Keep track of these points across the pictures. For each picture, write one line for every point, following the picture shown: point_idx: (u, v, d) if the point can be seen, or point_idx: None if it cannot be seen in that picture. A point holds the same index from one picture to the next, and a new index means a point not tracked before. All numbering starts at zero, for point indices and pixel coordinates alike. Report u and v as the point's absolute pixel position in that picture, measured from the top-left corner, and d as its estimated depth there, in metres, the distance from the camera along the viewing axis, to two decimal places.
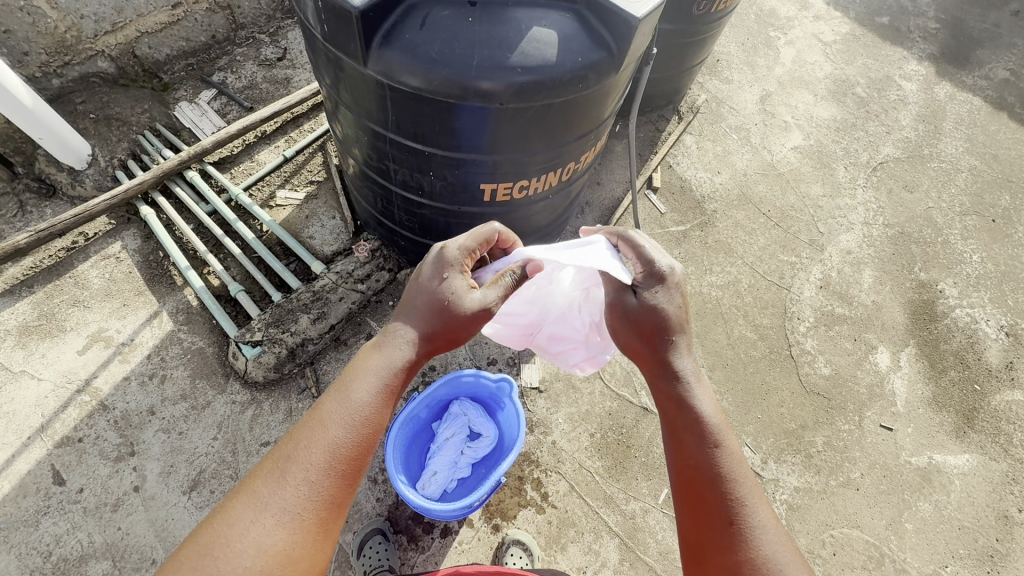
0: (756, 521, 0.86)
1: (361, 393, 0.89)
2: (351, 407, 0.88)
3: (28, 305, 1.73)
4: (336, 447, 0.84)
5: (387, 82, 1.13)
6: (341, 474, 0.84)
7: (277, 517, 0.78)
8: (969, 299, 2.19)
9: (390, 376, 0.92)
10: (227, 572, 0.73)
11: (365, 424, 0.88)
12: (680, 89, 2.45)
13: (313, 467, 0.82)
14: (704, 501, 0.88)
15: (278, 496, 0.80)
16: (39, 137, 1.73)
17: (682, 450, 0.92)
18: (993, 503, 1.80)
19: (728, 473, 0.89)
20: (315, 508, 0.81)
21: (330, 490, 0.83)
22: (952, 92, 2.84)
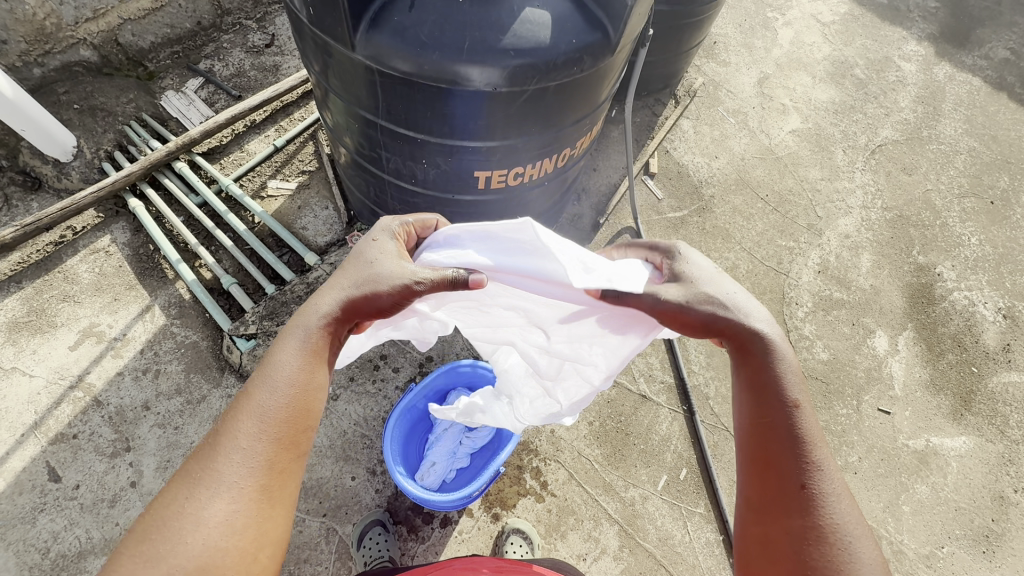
0: (831, 495, 0.71)
1: (287, 356, 0.76)
2: (276, 371, 0.75)
3: (17, 301, 1.70)
4: (264, 411, 0.72)
5: (376, 67, 1.10)
6: (276, 439, 0.72)
7: (211, 490, 0.67)
8: (967, 282, 2.19)
9: (318, 335, 0.79)
10: (166, 553, 0.64)
11: (299, 383, 0.76)
12: (677, 73, 2.41)
13: (243, 435, 0.71)
14: (771, 462, 0.75)
15: (212, 468, 0.69)
16: (21, 128, 1.69)
17: (750, 406, 0.79)
18: (990, 484, 1.81)
19: (805, 438, 0.74)
20: (255, 476, 0.70)
21: (269, 458, 0.71)
22: (951, 72, 2.81)
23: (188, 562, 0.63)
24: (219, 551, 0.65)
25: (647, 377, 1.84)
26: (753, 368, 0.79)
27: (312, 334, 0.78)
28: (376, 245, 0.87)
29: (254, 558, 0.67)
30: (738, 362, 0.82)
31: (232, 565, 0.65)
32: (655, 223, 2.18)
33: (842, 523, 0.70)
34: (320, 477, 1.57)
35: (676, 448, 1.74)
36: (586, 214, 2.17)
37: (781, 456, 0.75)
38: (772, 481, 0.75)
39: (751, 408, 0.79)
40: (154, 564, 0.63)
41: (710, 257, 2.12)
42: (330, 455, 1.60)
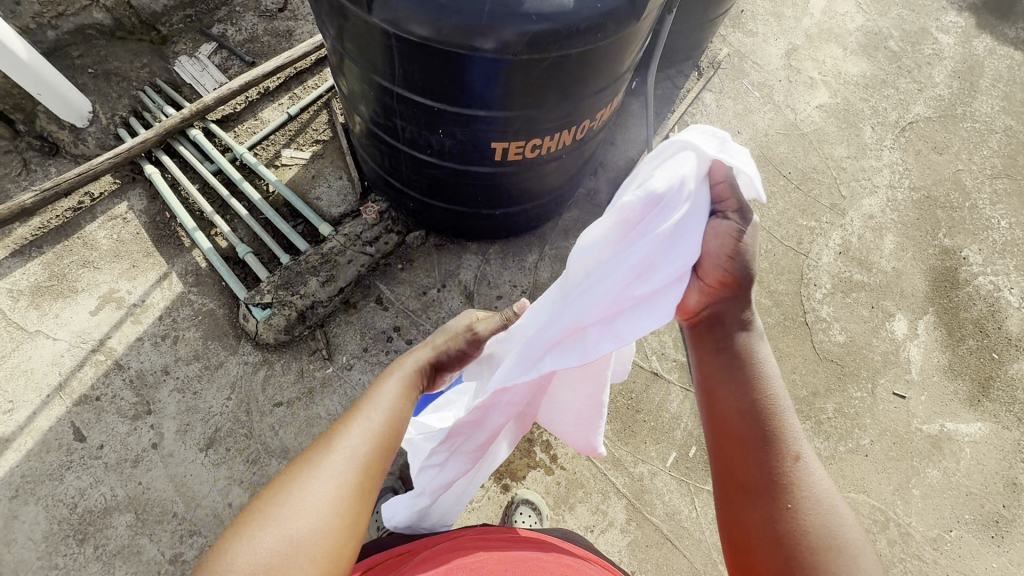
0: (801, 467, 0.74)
1: (391, 386, 0.81)
2: (380, 396, 0.79)
3: (39, 265, 1.73)
4: (369, 423, 0.75)
5: (393, 31, 1.07)
6: (377, 452, 0.73)
7: (321, 482, 0.67)
8: (994, 266, 2.13)
9: (414, 374, 0.85)
10: (263, 534, 0.62)
11: (401, 406, 0.79)
12: (701, 43, 2.32)
13: (351, 437, 0.72)
14: (742, 441, 0.77)
15: (320, 462, 0.69)
16: (37, 92, 1.68)
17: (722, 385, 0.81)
18: (1002, 470, 1.80)
19: (775, 417, 0.77)
20: (357, 477, 0.70)
21: (369, 465, 0.72)
22: (992, 45, 2.67)
23: (296, 547, 0.62)
24: (306, 545, 0.63)
25: (659, 354, 1.84)
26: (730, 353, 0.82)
27: (410, 374, 0.85)
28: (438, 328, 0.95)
29: (333, 560, 0.64)
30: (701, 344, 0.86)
31: (312, 564, 0.62)
32: None
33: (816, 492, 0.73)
34: None
35: (686, 426, 1.74)
36: (602, 189, 2.13)
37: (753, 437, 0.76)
38: (746, 459, 0.76)
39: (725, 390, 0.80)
40: (251, 543, 0.61)
41: None
42: None
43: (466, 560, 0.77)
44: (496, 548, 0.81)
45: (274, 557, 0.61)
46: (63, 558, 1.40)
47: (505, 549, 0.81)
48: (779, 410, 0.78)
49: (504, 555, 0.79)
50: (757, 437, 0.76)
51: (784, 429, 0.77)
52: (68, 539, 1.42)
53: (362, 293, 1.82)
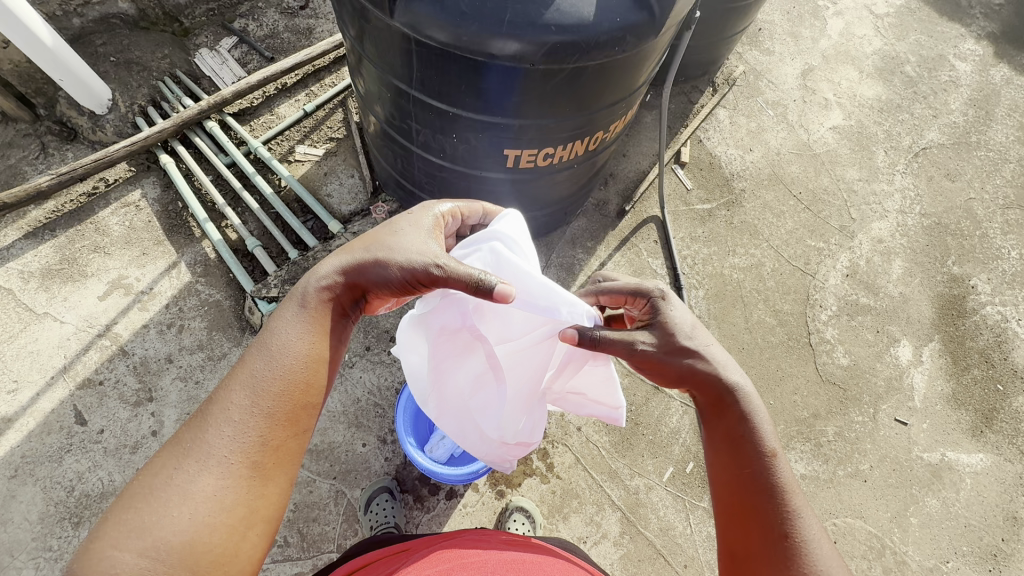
0: (810, 537, 0.73)
1: (288, 332, 0.78)
2: (276, 345, 0.77)
3: (50, 248, 1.75)
4: (258, 382, 0.73)
5: (413, 35, 1.08)
6: (271, 416, 0.72)
7: (199, 463, 0.67)
8: (1002, 297, 2.11)
9: (318, 310, 0.81)
10: (153, 525, 0.62)
11: (298, 361, 0.77)
12: (717, 60, 2.33)
13: (237, 411, 0.71)
14: (751, 515, 0.76)
15: (199, 439, 0.68)
16: (60, 78, 1.70)
17: (721, 455, 0.82)
18: (1003, 503, 1.78)
19: (782, 490, 0.76)
20: (245, 452, 0.69)
21: (263, 437, 0.71)
22: (1009, 75, 2.66)
23: (174, 537, 0.62)
24: (204, 527, 0.64)
25: None
26: (731, 423, 0.82)
27: (315, 308, 0.81)
28: (408, 220, 0.90)
29: (242, 534, 0.67)
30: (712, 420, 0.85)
31: (217, 543, 0.64)
32: (682, 214, 2.14)
33: (823, 568, 0.70)
34: (332, 441, 1.61)
35: (684, 441, 1.73)
36: (611, 200, 2.13)
37: (755, 514, 0.76)
38: (746, 536, 0.76)
39: (728, 462, 0.81)
40: (137, 537, 0.61)
41: (736, 253, 2.08)
42: (342, 420, 1.64)
43: (465, 560, 0.77)
44: (495, 550, 0.82)
45: (149, 553, 0.61)
46: (57, 540, 1.41)
47: (503, 551, 0.82)
48: (788, 479, 0.77)
49: (501, 558, 0.79)
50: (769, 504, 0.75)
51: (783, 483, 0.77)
52: (63, 522, 1.43)
53: None
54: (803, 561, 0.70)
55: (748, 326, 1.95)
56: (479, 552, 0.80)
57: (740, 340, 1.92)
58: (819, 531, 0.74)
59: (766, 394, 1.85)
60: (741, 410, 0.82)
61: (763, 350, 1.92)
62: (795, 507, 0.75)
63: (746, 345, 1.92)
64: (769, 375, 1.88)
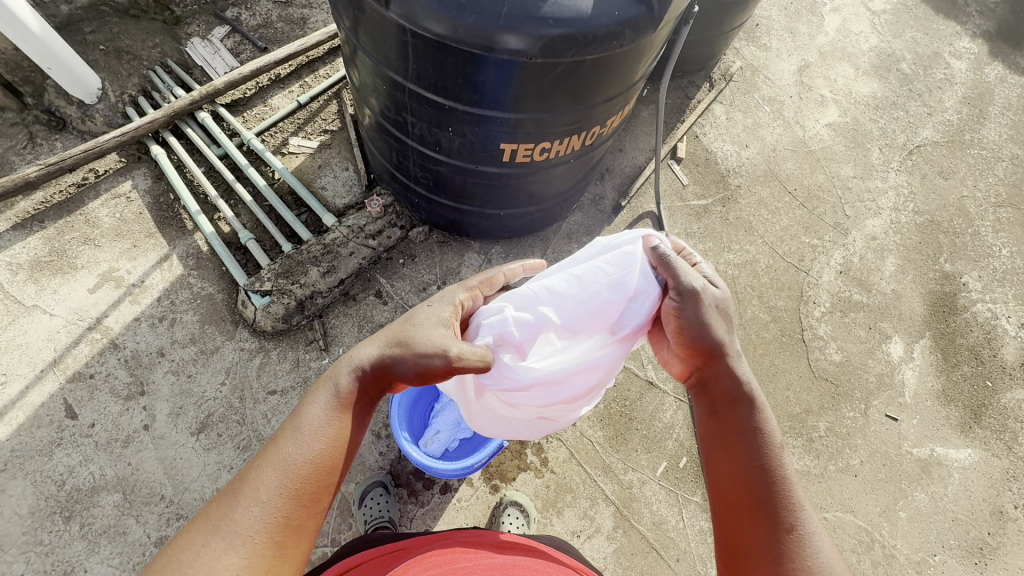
0: (810, 529, 0.75)
1: (318, 411, 0.79)
2: (303, 425, 0.77)
3: (39, 240, 1.72)
4: (292, 464, 0.73)
5: (409, 27, 1.07)
6: (295, 495, 0.72)
7: (226, 541, 0.66)
8: (993, 294, 2.13)
9: (348, 390, 0.81)
10: None
11: (325, 439, 0.77)
12: (714, 55, 2.33)
13: (264, 487, 0.71)
14: (752, 503, 0.79)
15: (230, 518, 0.68)
16: (48, 66, 1.67)
17: (727, 443, 0.86)
18: (990, 498, 1.80)
19: (788, 483, 0.79)
20: (270, 532, 0.69)
21: (286, 514, 0.71)
22: (1004, 73, 2.67)
23: None
24: None
25: (655, 363, 1.84)
26: (740, 414, 0.87)
27: (346, 391, 0.81)
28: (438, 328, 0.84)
29: None
30: (719, 413, 0.89)
31: None
32: (677, 210, 2.14)
33: (825, 562, 0.73)
34: None
35: (678, 436, 1.74)
36: (607, 195, 2.13)
37: (755, 502, 0.79)
38: (747, 525, 0.78)
39: (732, 452, 0.85)
40: None
41: (731, 249, 2.09)
42: None
43: (455, 565, 0.77)
44: (485, 555, 0.81)
45: None
46: (48, 534, 1.40)
47: (493, 555, 0.81)
48: (791, 474, 0.81)
49: (493, 562, 0.79)
50: (768, 492, 0.79)
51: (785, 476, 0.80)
52: (54, 516, 1.42)
53: (362, 286, 1.81)
54: (805, 552, 0.73)
55: (741, 322, 1.96)
56: (470, 557, 0.80)
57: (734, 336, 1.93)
58: (818, 527, 0.76)
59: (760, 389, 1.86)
60: (747, 403, 0.88)
61: (757, 346, 1.93)
62: (798, 501, 0.78)
63: (740, 340, 1.93)
64: (762, 370, 1.89)
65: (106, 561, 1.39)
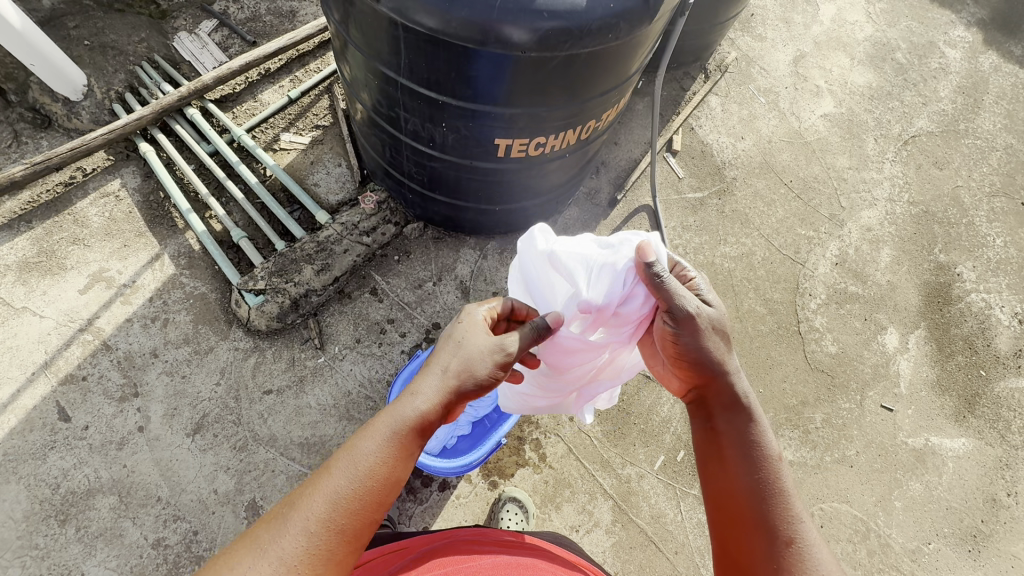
0: (807, 541, 0.79)
1: (373, 445, 0.77)
2: (357, 455, 0.76)
3: (27, 241, 1.69)
4: (339, 496, 0.73)
5: (400, 20, 1.05)
6: (340, 531, 0.72)
7: (268, 565, 0.67)
8: (986, 284, 2.14)
9: (409, 426, 0.80)
10: None
11: (377, 475, 0.76)
12: (710, 46, 2.30)
13: (312, 518, 0.71)
14: (748, 518, 0.82)
15: (277, 543, 0.69)
16: (31, 63, 1.64)
17: (724, 458, 0.89)
18: (983, 486, 1.82)
19: (786, 497, 0.82)
20: (311, 566, 0.69)
21: (329, 549, 0.71)
22: (998, 62, 2.67)
23: None
24: None
25: None
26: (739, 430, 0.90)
27: (403, 426, 0.80)
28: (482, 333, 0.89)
29: None
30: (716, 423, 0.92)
31: None
32: (673, 203, 2.13)
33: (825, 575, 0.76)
34: (323, 435, 1.57)
35: (676, 430, 1.75)
36: (603, 189, 2.12)
37: (752, 516, 0.82)
38: (745, 536, 0.82)
39: (731, 464, 0.88)
40: None
41: (727, 242, 2.08)
42: (333, 413, 1.60)
43: (464, 565, 0.77)
44: (491, 554, 0.81)
45: None
46: (43, 538, 1.39)
47: (499, 555, 0.81)
48: (789, 487, 0.84)
49: (499, 561, 0.79)
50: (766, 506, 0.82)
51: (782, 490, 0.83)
52: (50, 520, 1.41)
53: (357, 283, 1.79)
54: (803, 565, 0.76)
55: (738, 315, 1.96)
56: (476, 557, 0.80)
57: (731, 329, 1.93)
58: (816, 538, 0.80)
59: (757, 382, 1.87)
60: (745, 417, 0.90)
61: (753, 338, 1.93)
62: (796, 513, 0.81)
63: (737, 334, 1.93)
64: (759, 363, 1.89)
65: (104, 563, 1.38)
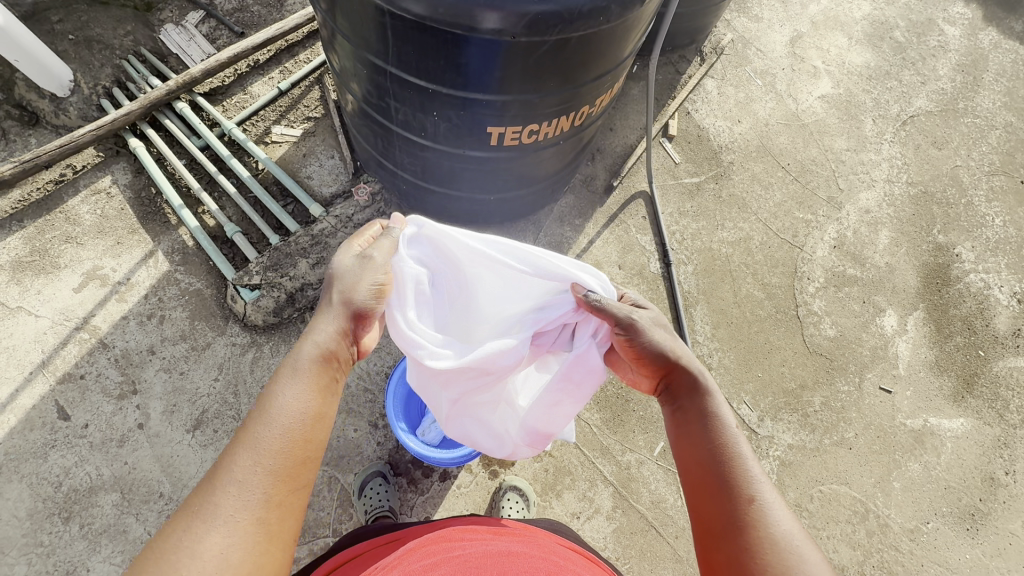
0: (764, 500, 0.76)
1: (287, 390, 0.78)
2: (275, 410, 0.76)
3: (19, 240, 1.68)
4: (263, 443, 0.73)
5: (387, 7, 1.03)
6: (274, 471, 0.72)
7: (208, 523, 0.66)
8: (985, 264, 2.13)
9: (320, 369, 0.81)
10: None
11: (298, 414, 0.76)
12: (706, 28, 2.27)
13: (241, 467, 0.70)
14: (710, 489, 0.79)
15: (210, 501, 0.68)
16: (14, 59, 1.61)
17: (682, 435, 0.87)
18: (981, 465, 1.83)
19: (738, 457, 0.80)
20: (253, 509, 0.69)
21: (268, 492, 0.70)
22: (998, 39, 2.63)
23: None
24: None
25: None
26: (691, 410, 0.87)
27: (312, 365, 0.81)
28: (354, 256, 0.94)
29: None
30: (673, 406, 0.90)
31: None
32: (670, 188, 2.11)
33: (786, 529, 0.73)
34: None
35: None
36: (599, 175, 2.10)
37: (714, 483, 0.79)
38: (709, 506, 0.79)
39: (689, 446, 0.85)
40: None
41: (724, 227, 2.07)
42: None
43: (449, 554, 0.76)
44: (480, 542, 0.80)
45: None
46: (48, 536, 1.40)
47: (488, 542, 0.80)
48: (741, 448, 0.82)
49: (486, 550, 0.78)
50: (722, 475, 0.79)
51: (736, 457, 0.80)
52: (53, 518, 1.42)
53: None
54: (762, 523, 0.73)
55: (736, 300, 1.96)
56: (465, 544, 0.79)
57: (729, 315, 1.93)
58: (777, 498, 0.76)
59: (755, 366, 1.87)
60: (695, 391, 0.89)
61: (752, 323, 1.93)
62: (750, 473, 0.78)
63: (735, 319, 1.93)
64: (757, 348, 1.90)
65: (108, 560, 1.39)
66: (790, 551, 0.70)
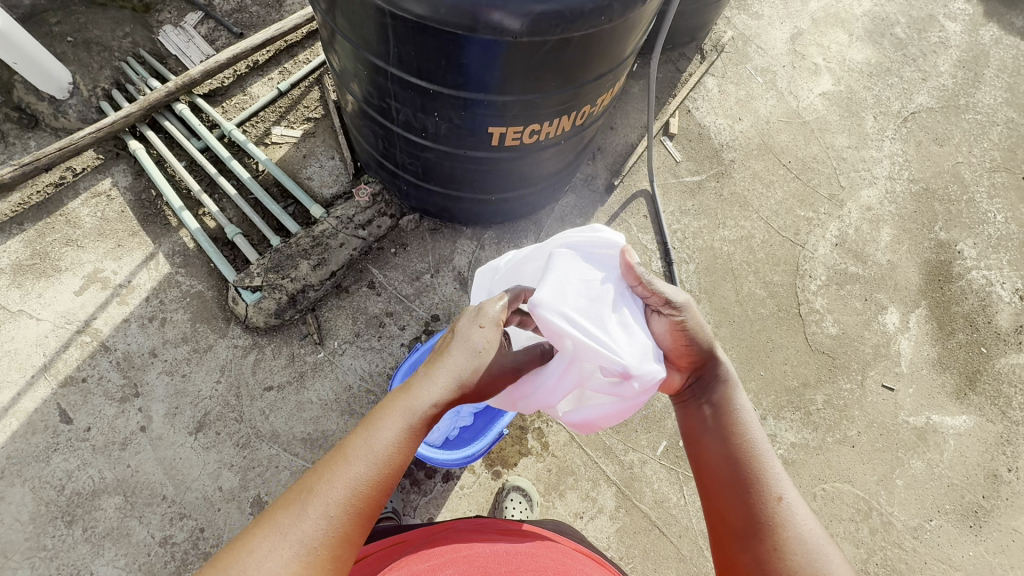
0: (787, 500, 0.81)
1: (387, 429, 0.76)
2: (373, 445, 0.75)
3: (20, 243, 1.68)
4: (356, 482, 0.72)
5: (387, 8, 1.02)
6: (358, 513, 0.72)
7: (289, 551, 0.66)
8: (987, 261, 2.13)
9: (421, 417, 0.79)
10: None
11: (391, 460, 0.75)
12: (706, 25, 2.26)
13: (332, 502, 0.70)
14: (732, 487, 0.85)
15: (295, 526, 0.68)
16: (12, 61, 1.60)
17: (707, 434, 0.93)
18: (984, 462, 1.83)
19: (759, 459, 0.86)
20: (330, 547, 0.69)
21: (346, 532, 0.71)
22: (999, 35, 2.62)
23: None
24: None
25: None
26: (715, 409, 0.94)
27: (417, 414, 0.78)
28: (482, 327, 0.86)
29: None
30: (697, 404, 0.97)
31: None
32: (671, 187, 2.11)
33: (806, 528, 0.79)
34: (325, 430, 1.58)
35: None
36: (600, 174, 2.09)
37: (734, 481, 0.85)
38: (731, 504, 0.84)
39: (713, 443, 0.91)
40: None
41: (726, 225, 2.06)
42: (335, 408, 1.61)
43: (457, 553, 0.77)
44: (488, 543, 0.81)
45: None
46: (51, 539, 1.40)
47: (495, 543, 0.81)
48: (763, 450, 0.88)
49: (494, 550, 0.79)
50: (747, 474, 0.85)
51: (758, 459, 0.86)
52: (56, 521, 1.42)
53: (354, 278, 1.77)
54: (785, 522, 0.79)
55: (738, 299, 1.96)
56: (472, 545, 0.80)
57: (731, 313, 1.93)
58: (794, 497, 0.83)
59: (757, 365, 1.87)
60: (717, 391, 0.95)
61: (754, 322, 1.93)
62: (772, 473, 0.84)
63: (737, 318, 1.93)
64: (759, 346, 1.89)
65: (112, 562, 1.39)
66: (811, 550, 0.76)
